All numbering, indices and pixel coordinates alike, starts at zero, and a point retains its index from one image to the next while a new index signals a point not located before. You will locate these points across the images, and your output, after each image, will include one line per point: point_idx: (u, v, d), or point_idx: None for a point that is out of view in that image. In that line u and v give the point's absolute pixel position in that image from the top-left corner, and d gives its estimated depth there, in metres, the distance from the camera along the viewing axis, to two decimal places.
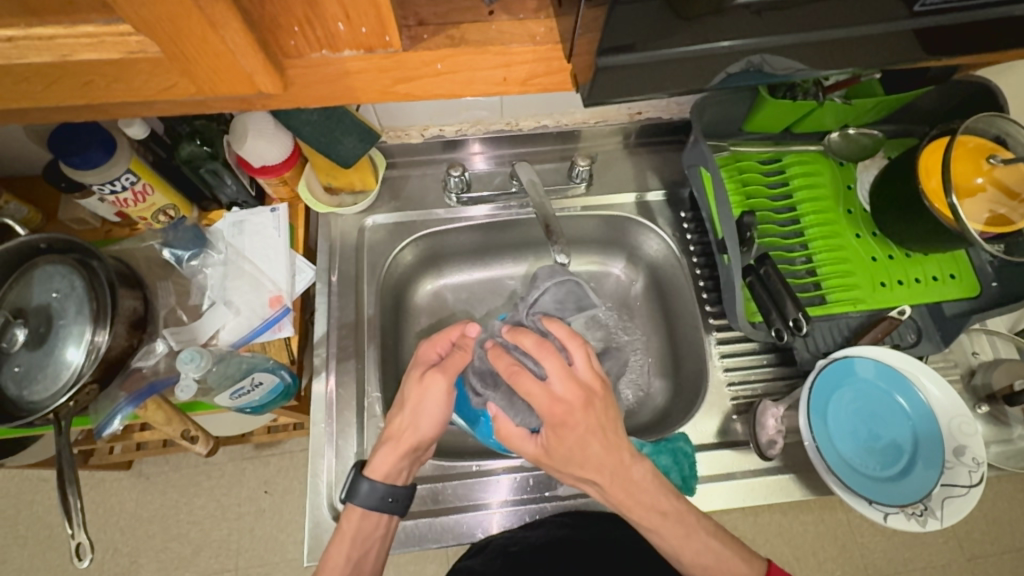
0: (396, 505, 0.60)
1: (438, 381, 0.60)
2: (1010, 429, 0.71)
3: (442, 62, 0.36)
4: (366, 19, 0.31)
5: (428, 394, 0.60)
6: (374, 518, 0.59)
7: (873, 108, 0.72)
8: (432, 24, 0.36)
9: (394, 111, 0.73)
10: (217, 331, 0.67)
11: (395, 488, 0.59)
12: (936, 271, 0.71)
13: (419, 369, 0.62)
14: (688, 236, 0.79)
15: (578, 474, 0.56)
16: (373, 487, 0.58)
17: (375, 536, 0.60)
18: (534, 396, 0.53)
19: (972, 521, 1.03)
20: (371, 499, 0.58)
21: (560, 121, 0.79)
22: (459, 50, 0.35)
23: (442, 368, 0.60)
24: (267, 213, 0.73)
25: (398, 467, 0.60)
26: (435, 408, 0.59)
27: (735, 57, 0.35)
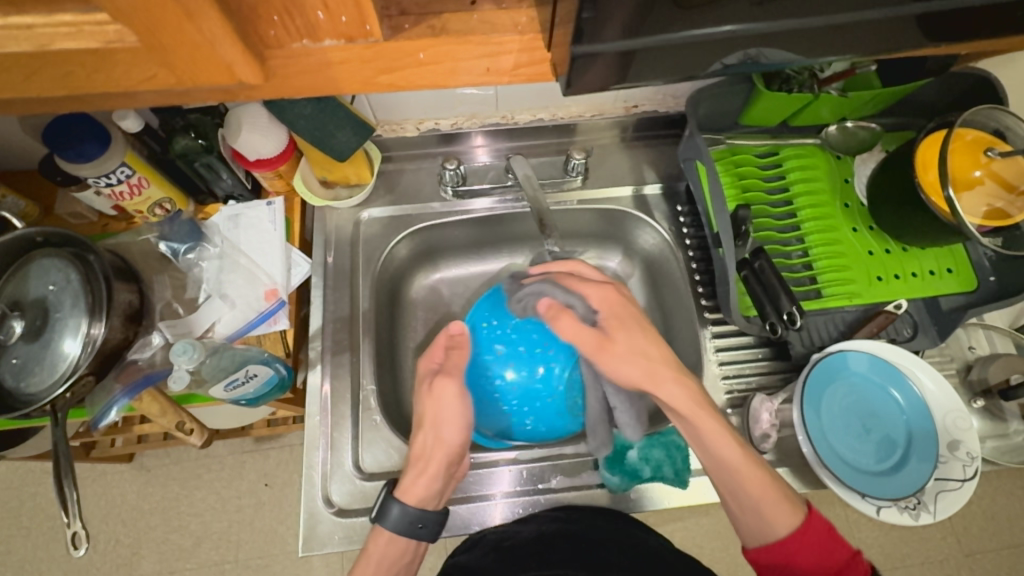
0: (425, 531, 0.59)
1: (447, 386, 0.61)
2: (1007, 424, 0.70)
3: (424, 52, 0.35)
4: (344, 8, 0.31)
5: (447, 408, 0.61)
6: (399, 544, 0.59)
7: (870, 101, 0.71)
8: (413, 14, 0.35)
9: (389, 103, 0.73)
10: (213, 324, 0.67)
11: (425, 513, 0.58)
12: (933, 265, 0.71)
13: (451, 376, 0.62)
14: (684, 229, 0.79)
15: (647, 368, 0.59)
16: (402, 510, 0.58)
17: (399, 560, 0.59)
18: (583, 287, 0.64)
19: (970, 517, 1.03)
20: (397, 523, 0.58)
21: (556, 114, 0.79)
22: (440, 40, 0.35)
23: (449, 373, 0.62)
24: (263, 207, 0.73)
25: (432, 489, 0.59)
26: (454, 417, 0.61)
27: (725, 46, 0.35)
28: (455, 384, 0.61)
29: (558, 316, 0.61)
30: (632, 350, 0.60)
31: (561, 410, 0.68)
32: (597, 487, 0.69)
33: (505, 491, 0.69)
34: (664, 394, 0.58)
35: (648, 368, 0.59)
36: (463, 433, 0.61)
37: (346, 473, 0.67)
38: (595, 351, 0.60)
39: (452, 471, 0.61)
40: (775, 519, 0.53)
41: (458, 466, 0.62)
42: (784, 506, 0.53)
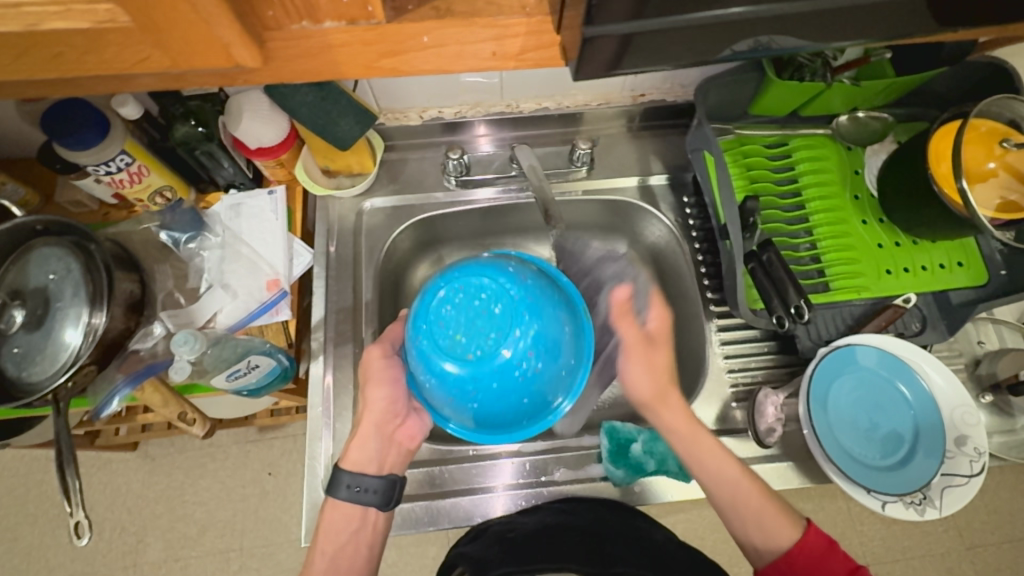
0: (370, 497, 0.58)
1: (374, 354, 0.61)
2: (1014, 419, 0.70)
3: (428, 35, 0.34)
4: None
5: (371, 372, 0.61)
6: (344, 511, 0.59)
7: (882, 91, 0.69)
8: None
9: (392, 91, 0.72)
10: (214, 314, 0.66)
11: (362, 477, 0.58)
12: (943, 259, 0.70)
13: (377, 346, 0.61)
14: (691, 221, 0.78)
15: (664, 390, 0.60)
16: (343, 477, 0.58)
17: (349, 530, 0.59)
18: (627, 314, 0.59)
19: (973, 511, 1.03)
20: (342, 489, 0.58)
21: (562, 103, 0.78)
22: (444, 22, 0.34)
23: (377, 342, 0.62)
24: (265, 196, 0.73)
25: (367, 452, 0.59)
26: (382, 386, 0.61)
27: (739, 29, 0.34)
28: (381, 350, 0.61)
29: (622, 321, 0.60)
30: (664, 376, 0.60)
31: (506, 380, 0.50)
32: (601, 480, 0.69)
33: (508, 482, 0.69)
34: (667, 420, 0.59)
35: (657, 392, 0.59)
36: (388, 393, 0.61)
37: None
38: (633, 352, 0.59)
39: (390, 432, 0.62)
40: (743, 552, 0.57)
41: (394, 426, 0.62)
42: (781, 518, 0.56)
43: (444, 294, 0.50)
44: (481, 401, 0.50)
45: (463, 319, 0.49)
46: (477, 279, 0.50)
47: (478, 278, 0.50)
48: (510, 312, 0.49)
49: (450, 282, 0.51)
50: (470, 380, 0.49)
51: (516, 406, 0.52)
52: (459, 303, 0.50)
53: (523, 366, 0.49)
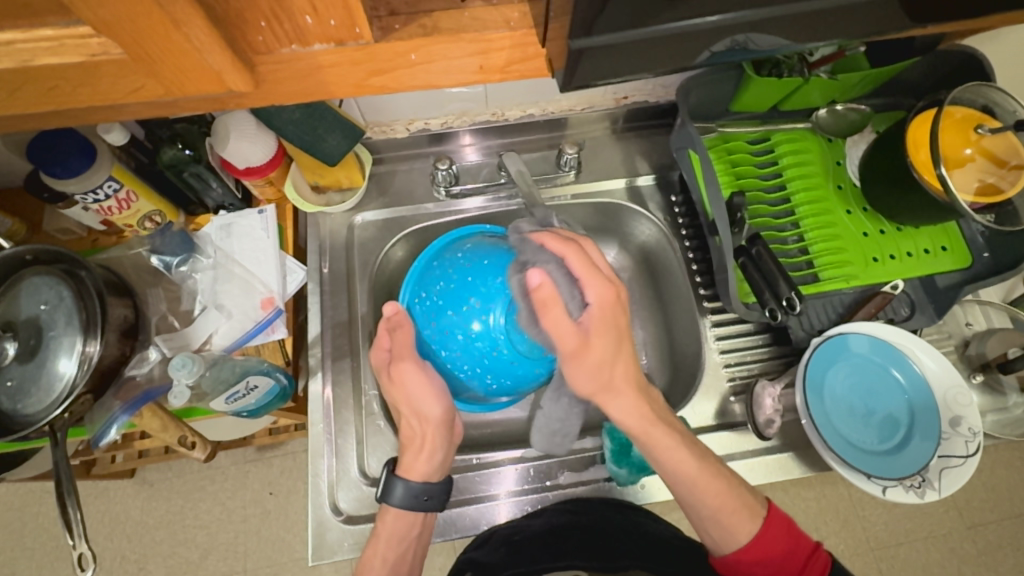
0: (431, 503, 0.61)
1: (409, 368, 0.61)
2: (1005, 398, 0.71)
3: (415, 52, 0.35)
4: (333, 11, 0.30)
5: (411, 386, 0.61)
6: (406, 518, 0.60)
7: (859, 83, 0.71)
8: (403, 14, 0.35)
9: (378, 105, 0.73)
10: (210, 335, 0.67)
11: (430, 486, 0.60)
12: (928, 244, 0.72)
13: (410, 359, 0.61)
14: (679, 219, 0.79)
15: (609, 382, 0.55)
16: (404, 484, 0.59)
17: (408, 536, 0.60)
18: (590, 284, 0.52)
19: (971, 490, 1.04)
20: (404, 500, 0.59)
21: (546, 109, 0.79)
22: (431, 39, 0.34)
23: (403, 356, 0.62)
24: (255, 216, 0.73)
25: (433, 462, 0.61)
26: (427, 397, 0.61)
27: (713, 37, 0.36)
28: (412, 363, 0.61)
29: (549, 306, 0.52)
30: (600, 366, 0.54)
31: (516, 358, 0.60)
32: (604, 481, 0.69)
33: (512, 489, 0.69)
34: (615, 414, 0.56)
35: (622, 404, 0.56)
36: (444, 406, 0.62)
37: (352, 479, 0.66)
38: (571, 354, 0.53)
39: (448, 437, 0.63)
40: (735, 527, 0.55)
41: (450, 433, 0.63)
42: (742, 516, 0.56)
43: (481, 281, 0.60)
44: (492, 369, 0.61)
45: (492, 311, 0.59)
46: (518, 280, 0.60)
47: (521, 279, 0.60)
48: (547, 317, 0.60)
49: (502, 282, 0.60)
50: (492, 352, 0.60)
51: (529, 376, 0.62)
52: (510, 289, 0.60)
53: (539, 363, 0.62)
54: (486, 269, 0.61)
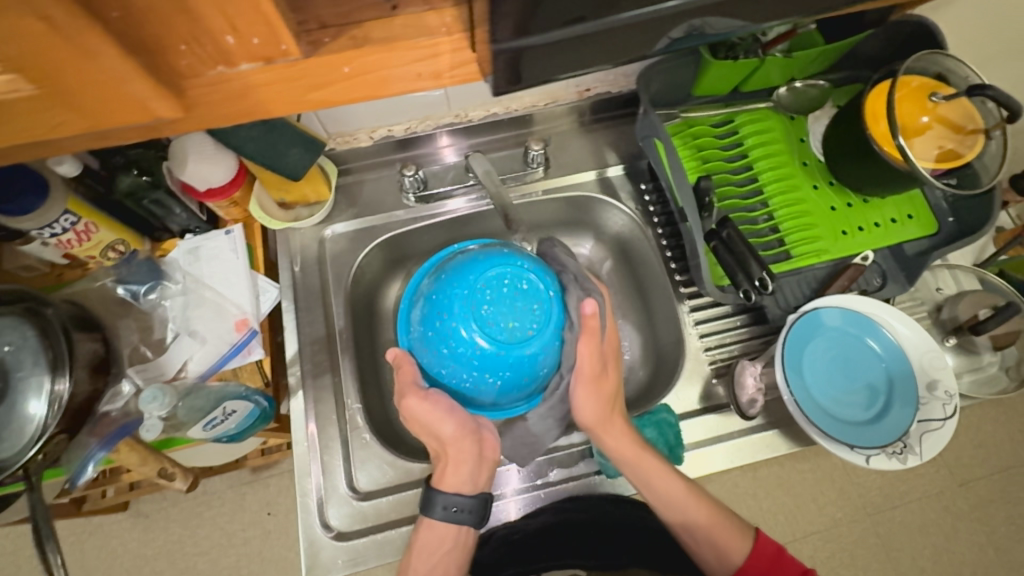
0: (465, 516, 0.60)
1: (416, 403, 0.58)
2: (980, 357, 0.72)
3: (348, 64, 0.34)
4: (255, 29, 0.29)
5: (418, 413, 0.58)
6: (439, 531, 0.59)
7: (815, 60, 0.72)
8: (333, 27, 0.34)
9: (338, 116, 0.72)
10: (185, 363, 0.66)
11: (460, 499, 0.59)
12: (894, 214, 0.73)
13: (413, 393, 0.58)
14: (651, 207, 0.79)
15: (608, 422, 0.62)
16: (439, 498, 0.59)
17: (443, 549, 0.60)
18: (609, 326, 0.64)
19: (959, 447, 1.07)
20: (438, 510, 0.59)
21: (510, 107, 0.79)
22: (364, 51, 0.34)
23: (403, 392, 0.59)
24: (222, 236, 0.72)
25: (462, 475, 0.60)
26: (443, 419, 0.59)
27: (650, 28, 0.36)
28: (416, 395, 0.58)
29: (591, 336, 0.59)
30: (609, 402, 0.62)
31: (502, 346, 0.57)
32: (595, 475, 0.69)
33: (517, 486, 0.69)
34: (609, 447, 0.62)
35: (615, 437, 0.62)
36: (455, 421, 0.59)
37: (341, 495, 0.65)
38: (590, 381, 0.60)
39: (479, 452, 0.60)
40: (730, 549, 0.60)
41: (480, 445, 0.60)
42: (732, 533, 0.61)
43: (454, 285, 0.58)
44: (490, 371, 0.58)
45: (473, 306, 0.57)
46: (495, 271, 0.58)
47: (496, 269, 0.58)
48: (531, 290, 0.58)
49: (459, 286, 0.58)
50: (477, 351, 0.57)
51: (526, 362, 0.58)
52: (483, 282, 0.58)
53: (533, 343, 0.58)
54: (447, 283, 0.60)
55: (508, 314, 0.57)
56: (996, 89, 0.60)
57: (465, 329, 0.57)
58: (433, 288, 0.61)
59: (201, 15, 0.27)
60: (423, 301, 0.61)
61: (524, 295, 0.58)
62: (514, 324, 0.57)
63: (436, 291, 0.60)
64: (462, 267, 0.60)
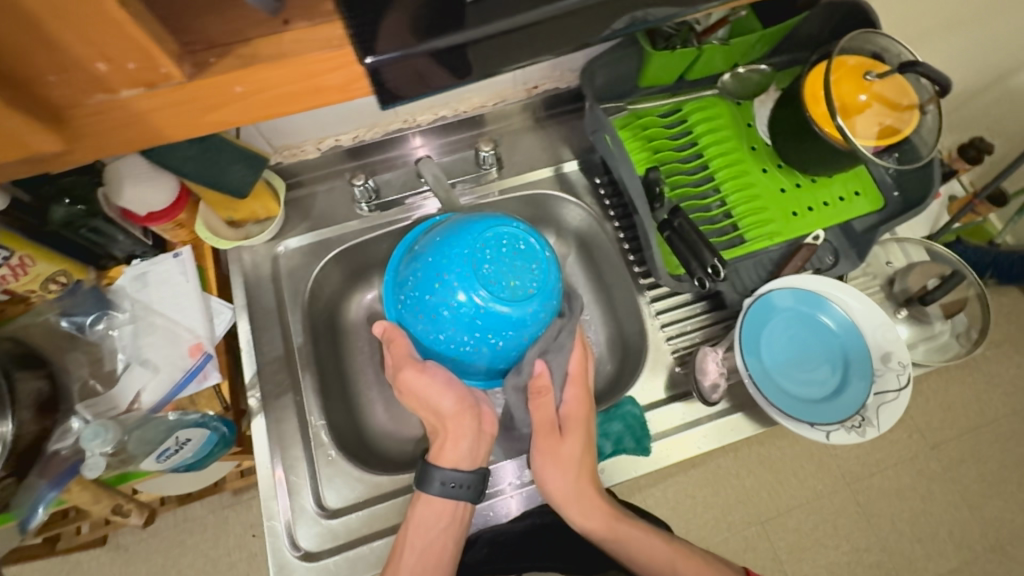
0: (462, 491, 0.61)
1: (416, 373, 0.62)
2: (932, 325, 0.74)
3: (240, 83, 0.32)
4: (129, 56, 0.28)
5: (419, 386, 0.62)
6: (435, 507, 0.60)
7: (755, 45, 0.72)
8: (219, 45, 0.32)
9: (281, 129, 0.70)
10: (138, 394, 0.64)
11: (458, 474, 0.60)
12: (842, 191, 0.74)
13: (410, 365, 0.62)
14: (606, 201, 0.79)
15: (577, 481, 0.63)
16: (437, 473, 0.60)
17: (440, 526, 0.60)
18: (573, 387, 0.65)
19: (930, 411, 1.09)
20: (435, 485, 0.60)
21: (458, 108, 0.78)
22: (252, 69, 0.32)
23: (403, 364, 0.62)
24: (171, 260, 0.70)
25: (462, 450, 0.62)
26: (442, 391, 0.62)
27: (558, 25, 0.35)
28: (415, 367, 0.62)
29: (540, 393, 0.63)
30: (569, 462, 0.63)
31: (504, 305, 0.59)
32: None
33: (515, 481, 0.72)
34: (574, 518, 0.62)
35: (583, 509, 0.63)
36: (454, 395, 0.62)
37: (310, 515, 0.64)
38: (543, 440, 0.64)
39: (478, 427, 0.63)
40: None
41: (478, 419, 0.63)
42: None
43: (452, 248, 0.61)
44: (490, 330, 0.61)
45: (475, 268, 0.59)
46: (494, 232, 0.61)
47: (494, 231, 0.61)
48: (528, 252, 0.61)
49: (459, 246, 0.60)
50: (480, 311, 0.59)
51: (526, 320, 0.61)
52: (483, 242, 0.60)
53: (533, 302, 0.60)
54: (443, 249, 0.62)
55: (509, 273, 0.60)
56: (928, 66, 0.61)
57: (467, 292, 0.59)
58: (428, 253, 0.63)
59: (62, 45, 0.26)
60: (418, 268, 0.63)
61: (521, 255, 0.60)
62: (515, 282, 0.59)
63: (433, 257, 0.62)
64: (457, 231, 0.62)
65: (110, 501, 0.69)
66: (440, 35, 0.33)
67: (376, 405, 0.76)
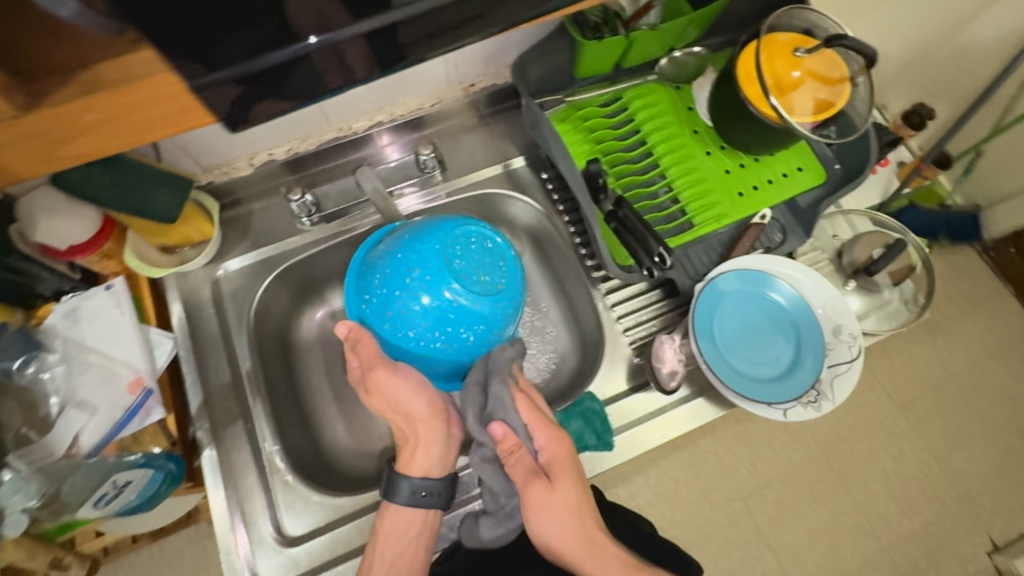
0: (433, 499, 0.61)
1: (387, 375, 0.61)
2: (881, 294, 0.75)
3: (91, 113, 0.32)
4: None
5: (390, 390, 0.61)
6: (405, 516, 0.60)
7: (688, 26, 0.71)
8: (62, 72, 0.32)
9: (208, 147, 0.67)
10: (76, 436, 0.61)
11: (428, 481, 0.60)
12: (785, 168, 0.74)
13: (382, 365, 0.61)
14: (554, 195, 0.78)
15: (583, 532, 0.58)
16: (405, 482, 0.60)
17: (410, 534, 0.60)
18: (539, 434, 0.61)
19: (895, 372, 1.11)
20: (404, 494, 0.59)
21: (395, 112, 0.76)
22: (96, 97, 0.32)
23: (373, 366, 0.61)
24: (102, 293, 0.65)
25: (432, 457, 0.62)
26: (412, 395, 0.62)
27: (440, 17, 0.34)
28: (387, 368, 0.61)
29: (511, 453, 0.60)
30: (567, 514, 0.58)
31: (476, 299, 0.61)
32: None
33: None
34: (592, 572, 0.57)
35: (599, 563, 0.57)
36: (426, 398, 0.62)
37: (269, 545, 0.62)
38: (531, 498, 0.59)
39: (445, 434, 0.63)
40: None
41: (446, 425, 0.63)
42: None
43: (422, 244, 0.61)
44: (459, 326, 0.61)
45: (446, 263, 0.61)
46: (463, 229, 0.62)
47: (463, 228, 0.63)
48: (496, 250, 0.63)
49: (430, 242, 0.61)
50: (454, 306, 0.60)
51: (496, 316, 0.63)
52: (454, 238, 0.62)
53: (502, 299, 0.62)
54: (409, 245, 0.62)
55: (479, 268, 0.61)
56: (852, 38, 0.62)
57: (441, 286, 0.60)
58: (395, 250, 0.62)
59: None
60: (384, 264, 0.62)
61: (490, 252, 0.63)
62: (486, 277, 0.61)
63: (401, 253, 0.62)
64: (426, 228, 0.63)
65: (46, 556, 0.67)
66: (309, 40, 0.32)
67: (336, 424, 0.74)
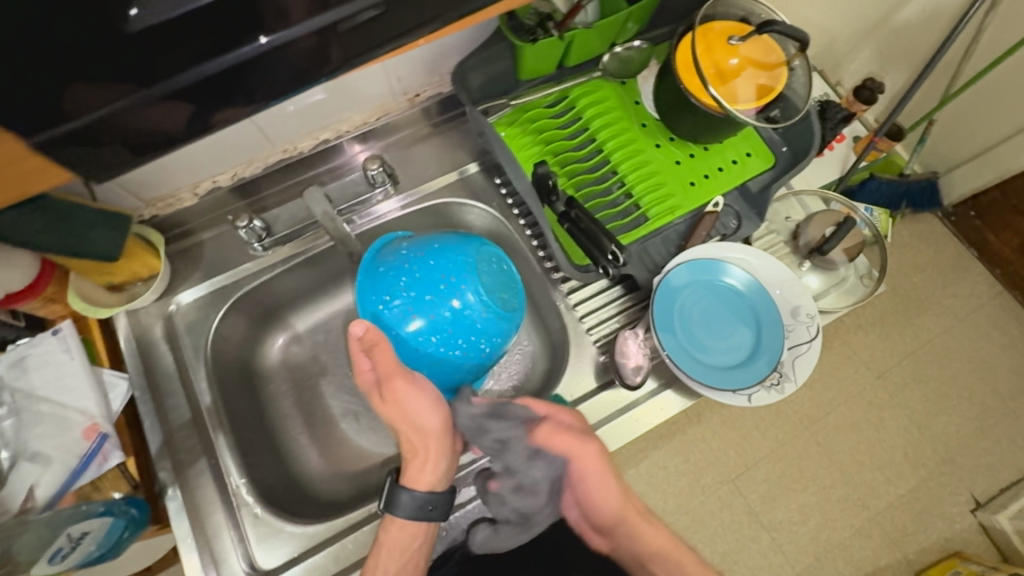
0: (435, 512, 0.60)
1: (406, 390, 0.58)
2: (838, 271, 0.77)
3: None
4: None
5: (409, 402, 0.58)
6: (407, 530, 0.59)
7: (626, 21, 0.71)
8: None
9: (146, 180, 0.65)
10: (31, 489, 0.59)
11: (435, 496, 0.59)
12: (734, 155, 0.75)
13: (400, 375, 0.58)
14: (509, 200, 0.78)
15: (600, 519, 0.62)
16: (407, 495, 0.58)
17: (412, 546, 0.59)
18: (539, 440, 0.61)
19: (871, 343, 1.12)
20: (407, 508, 0.58)
21: (341, 129, 0.74)
22: None
23: (393, 375, 0.58)
24: (49, 339, 0.63)
25: (439, 470, 0.60)
26: (428, 409, 0.59)
27: None
28: (406, 380, 0.58)
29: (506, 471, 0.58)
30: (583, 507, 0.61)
31: (500, 317, 0.60)
32: None
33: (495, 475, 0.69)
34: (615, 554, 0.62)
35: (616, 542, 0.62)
36: (441, 414, 0.59)
37: None
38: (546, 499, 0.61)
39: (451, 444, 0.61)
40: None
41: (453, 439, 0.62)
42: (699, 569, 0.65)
43: (451, 252, 0.59)
44: (478, 340, 0.60)
45: (473, 274, 0.59)
46: (490, 248, 0.61)
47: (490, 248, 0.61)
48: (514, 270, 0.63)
49: (462, 253, 0.60)
50: (480, 320, 0.59)
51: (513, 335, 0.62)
52: (484, 252, 0.61)
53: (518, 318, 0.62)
54: (438, 253, 0.60)
55: (503, 287, 0.61)
56: (782, 24, 0.62)
57: (469, 296, 0.58)
58: (422, 253, 0.60)
59: None
60: (409, 267, 0.59)
61: (510, 273, 0.62)
62: (506, 296, 0.61)
63: (434, 258, 0.59)
64: (453, 240, 0.61)
65: None
66: (207, 63, 0.27)
67: (308, 450, 0.73)
